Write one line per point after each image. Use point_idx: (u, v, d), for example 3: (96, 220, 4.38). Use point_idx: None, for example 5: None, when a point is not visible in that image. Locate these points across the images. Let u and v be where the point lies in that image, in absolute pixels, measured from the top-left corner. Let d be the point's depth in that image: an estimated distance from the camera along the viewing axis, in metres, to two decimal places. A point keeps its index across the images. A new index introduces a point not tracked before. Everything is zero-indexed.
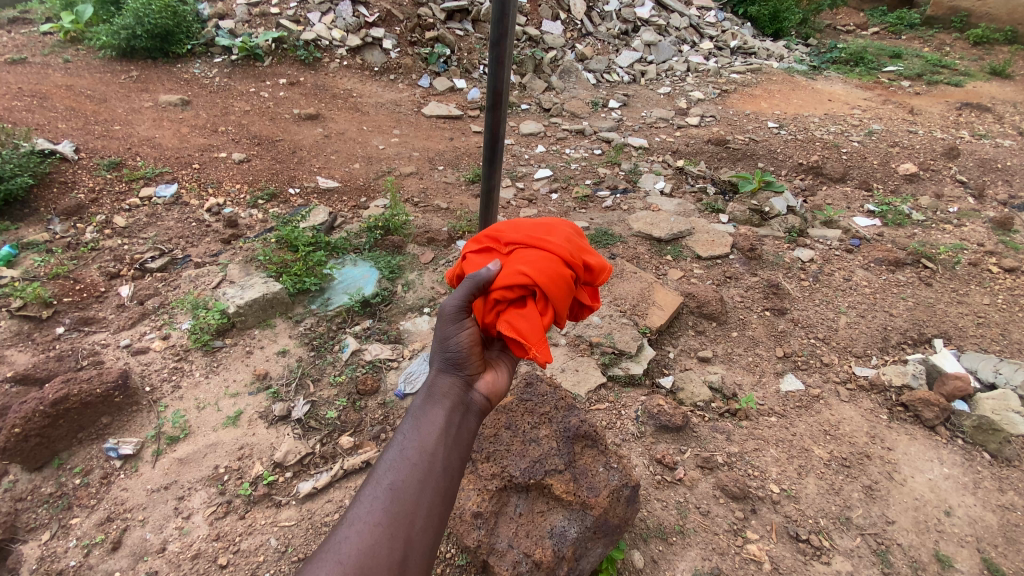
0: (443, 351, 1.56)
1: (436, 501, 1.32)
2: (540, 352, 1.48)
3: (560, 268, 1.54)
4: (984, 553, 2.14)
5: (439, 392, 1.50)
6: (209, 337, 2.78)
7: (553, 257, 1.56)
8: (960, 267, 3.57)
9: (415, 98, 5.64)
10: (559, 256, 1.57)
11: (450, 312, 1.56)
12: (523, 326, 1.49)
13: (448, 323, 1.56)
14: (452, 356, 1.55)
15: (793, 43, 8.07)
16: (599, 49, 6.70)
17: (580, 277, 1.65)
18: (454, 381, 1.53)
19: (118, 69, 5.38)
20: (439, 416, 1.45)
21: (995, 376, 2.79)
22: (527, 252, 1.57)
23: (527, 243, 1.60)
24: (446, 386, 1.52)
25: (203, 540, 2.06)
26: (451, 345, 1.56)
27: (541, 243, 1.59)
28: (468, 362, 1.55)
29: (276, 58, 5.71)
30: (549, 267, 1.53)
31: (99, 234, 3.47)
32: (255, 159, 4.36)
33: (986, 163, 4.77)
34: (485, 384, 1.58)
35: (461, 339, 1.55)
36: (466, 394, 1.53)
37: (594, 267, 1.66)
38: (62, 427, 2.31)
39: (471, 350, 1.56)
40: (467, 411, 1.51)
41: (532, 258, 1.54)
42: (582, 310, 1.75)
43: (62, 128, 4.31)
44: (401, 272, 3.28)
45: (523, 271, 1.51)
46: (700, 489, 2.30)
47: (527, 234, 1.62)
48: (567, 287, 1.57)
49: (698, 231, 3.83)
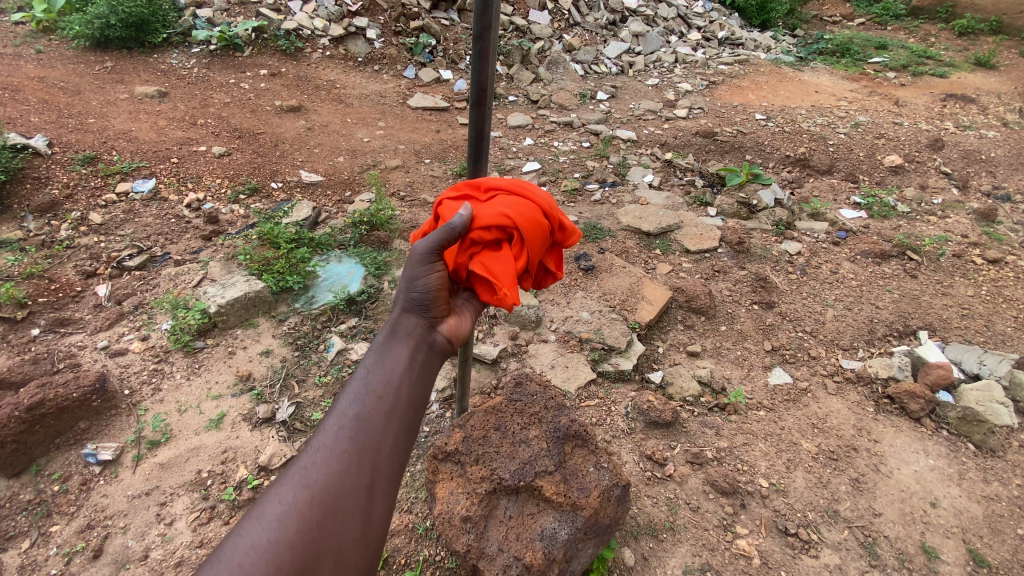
0: (407, 292, 1.43)
1: (399, 439, 1.22)
2: (510, 294, 1.45)
3: (539, 216, 1.53)
4: (970, 544, 2.16)
5: (403, 330, 1.38)
6: (189, 337, 2.72)
7: (534, 206, 1.54)
8: (944, 259, 3.61)
9: (400, 89, 5.54)
10: (540, 207, 1.55)
11: (417, 253, 1.43)
12: (496, 267, 1.46)
13: (415, 263, 1.43)
14: (418, 298, 1.43)
15: (779, 34, 8.06)
16: (588, 39, 6.63)
17: (553, 236, 1.63)
18: (419, 322, 1.42)
19: (92, 60, 5.18)
20: (403, 356, 1.34)
21: (978, 367, 2.83)
22: (508, 197, 1.54)
23: (510, 189, 1.55)
24: (410, 327, 1.40)
25: (187, 547, 2.02)
26: (417, 285, 1.43)
27: (524, 192, 1.56)
28: (436, 303, 1.44)
29: (257, 48, 5.55)
30: (530, 214, 1.51)
31: (74, 231, 3.36)
32: (235, 152, 4.25)
33: (969, 154, 4.82)
34: (450, 327, 1.47)
35: (429, 281, 1.43)
36: (431, 334, 1.42)
37: (569, 229, 1.66)
38: (38, 433, 2.24)
39: (438, 292, 1.45)
40: (432, 353, 1.40)
41: (514, 203, 1.51)
42: (545, 277, 1.72)
43: (35, 122, 4.16)
44: (387, 269, 3.22)
45: (505, 213, 1.48)
46: (690, 484, 2.31)
47: (510, 182, 1.58)
48: (544, 237, 1.55)
49: (687, 224, 3.81)
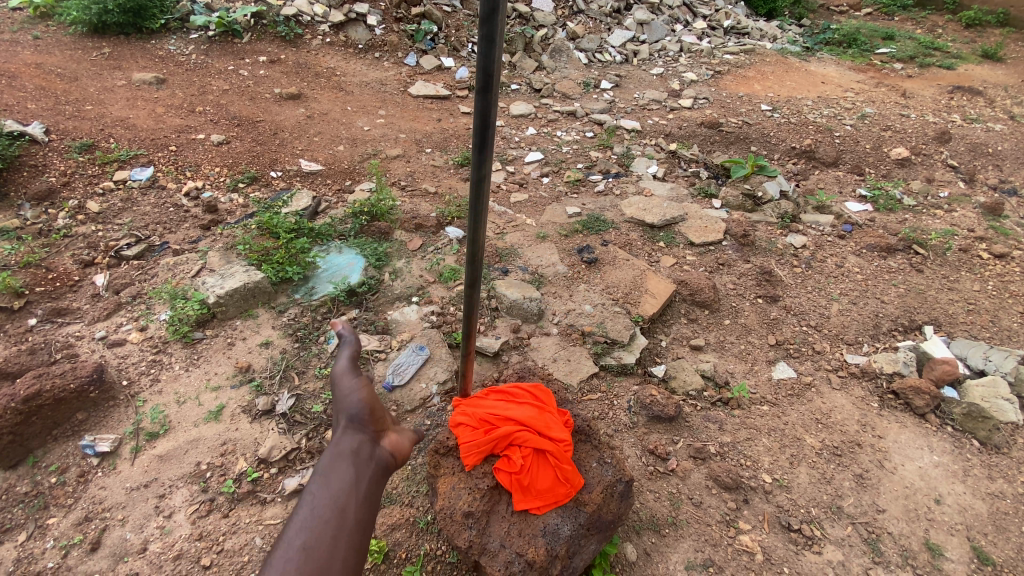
0: (343, 410, 1.37)
1: (352, 564, 1.16)
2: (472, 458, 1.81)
3: (536, 424, 1.81)
4: (974, 541, 2.15)
5: (347, 449, 1.32)
6: (189, 328, 2.69)
7: (538, 418, 1.85)
8: (951, 253, 3.57)
9: (401, 77, 5.46)
10: (541, 423, 1.83)
11: (343, 366, 1.40)
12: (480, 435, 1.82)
13: (344, 379, 1.38)
14: (354, 415, 1.36)
15: (786, 23, 7.94)
16: (592, 27, 6.53)
17: (549, 455, 1.75)
18: (361, 438, 1.35)
19: (88, 45, 5.09)
20: (347, 479, 1.27)
21: (984, 363, 2.80)
22: (526, 407, 1.89)
23: (532, 402, 1.92)
24: (352, 446, 1.33)
25: (186, 540, 2.01)
26: (353, 400, 1.37)
27: (540, 408, 1.90)
28: (374, 414, 1.39)
29: (256, 34, 5.47)
30: (530, 417, 1.84)
31: (72, 220, 3.32)
32: (235, 141, 4.20)
33: (976, 147, 4.76)
34: (395, 441, 1.41)
35: (364, 394, 1.38)
36: (375, 449, 1.36)
37: (562, 466, 1.75)
38: (35, 424, 2.22)
39: (375, 402, 1.39)
40: (378, 468, 1.34)
41: (525, 410, 1.87)
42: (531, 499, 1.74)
43: (31, 109, 4.09)
44: (388, 260, 3.19)
45: (513, 410, 1.87)
46: (693, 479, 2.30)
47: (537, 400, 1.94)
48: (532, 445, 1.76)
49: (691, 216, 3.76)
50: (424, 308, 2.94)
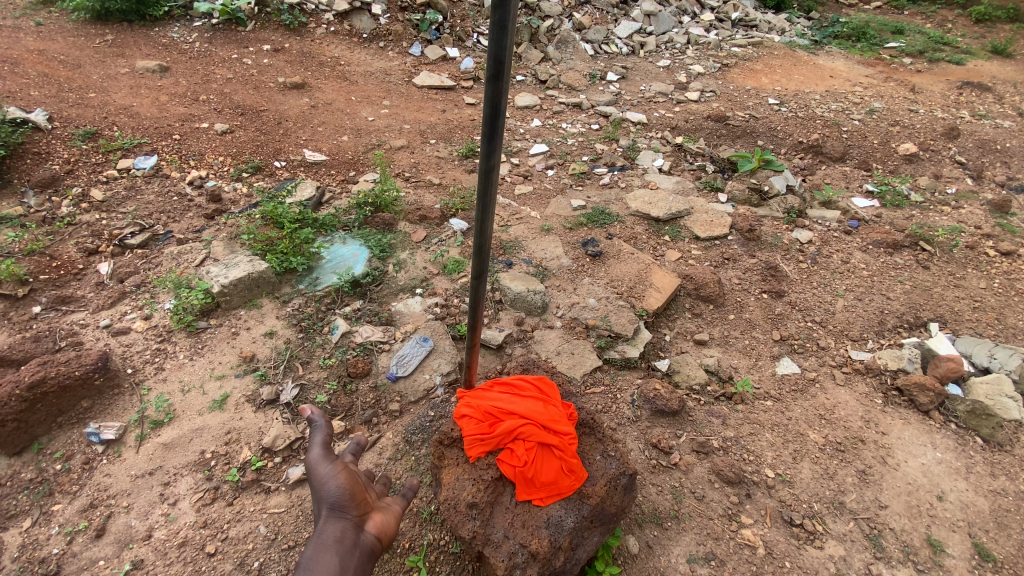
0: (323, 498, 1.51)
1: None
2: (478, 449, 1.81)
3: (541, 419, 1.81)
4: (976, 538, 2.15)
5: (331, 538, 1.42)
6: (193, 317, 2.69)
7: (543, 412, 1.85)
8: (957, 250, 3.55)
9: (406, 67, 5.42)
10: (547, 417, 1.83)
11: (319, 457, 1.59)
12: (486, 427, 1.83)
13: (322, 468, 1.56)
14: (335, 502, 1.50)
15: (794, 16, 7.85)
16: (598, 18, 6.46)
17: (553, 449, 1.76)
18: (343, 526, 1.46)
19: (92, 32, 5.06)
20: (334, 560, 1.36)
21: (989, 361, 2.78)
22: (531, 401, 1.90)
23: (536, 397, 1.93)
24: (336, 531, 1.44)
25: (190, 527, 2.02)
26: (332, 491, 1.52)
27: (545, 403, 1.90)
28: (353, 502, 1.52)
29: (260, 23, 5.42)
30: (535, 412, 1.84)
31: (75, 208, 3.32)
32: (238, 130, 4.18)
33: (985, 144, 4.71)
34: (375, 524, 1.53)
35: (340, 483, 1.53)
36: (357, 535, 1.47)
37: (568, 461, 1.76)
38: (40, 412, 2.23)
39: (352, 490, 1.54)
40: (363, 554, 1.44)
41: (530, 405, 1.87)
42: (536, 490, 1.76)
43: (35, 96, 4.08)
44: (392, 251, 3.18)
45: (517, 403, 1.88)
46: (696, 473, 2.30)
47: (542, 395, 1.94)
48: (537, 438, 1.77)
49: (697, 211, 3.74)
50: (428, 300, 2.93)
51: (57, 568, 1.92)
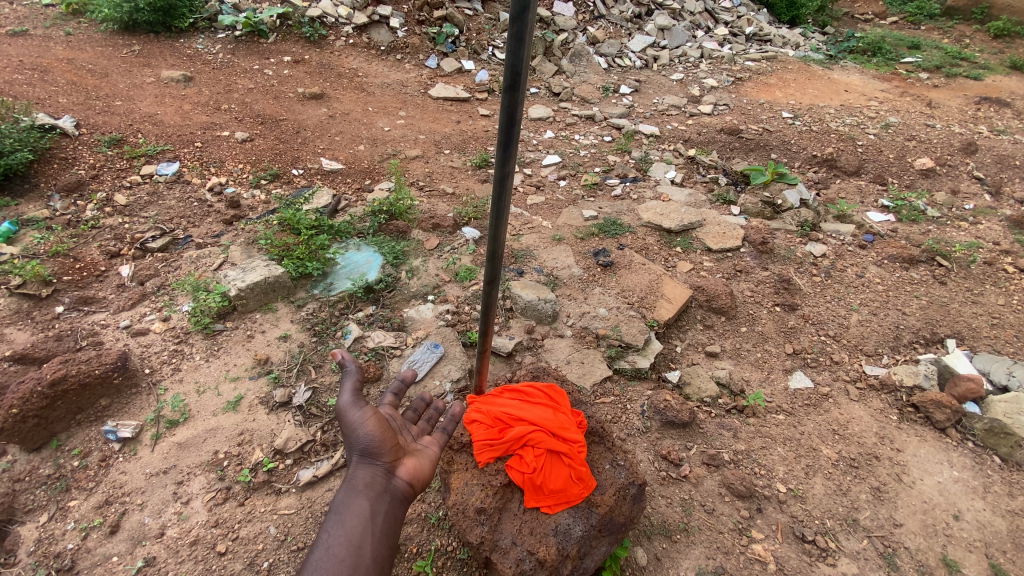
0: (354, 444, 1.56)
1: None
2: (485, 453, 1.82)
3: (551, 427, 1.82)
4: (992, 559, 2.10)
5: (361, 485, 1.49)
6: (209, 320, 2.74)
7: (553, 420, 1.85)
8: (975, 266, 3.49)
9: (422, 79, 5.52)
10: (556, 425, 1.83)
11: (349, 403, 1.61)
12: (495, 435, 1.84)
13: (352, 415, 1.59)
14: (366, 448, 1.55)
15: (809, 31, 7.86)
16: (612, 32, 6.53)
17: (562, 456, 1.76)
18: (374, 472, 1.52)
19: (120, 43, 5.21)
20: (364, 506, 1.44)
21: (1007, 378, 2.74)
22: (541, 408, 1.91)
23: (546, 403, 1.94)
24: (367, 478, 1.51)
25: (202, 526, 2.05)
26: (362, 437, 1.56)
27: (555, 410, 1.91)
28: (383, 448, 1.55)
29: (281, 35, 5.56)
30: (546, 418, 1.85)
31: (99, 212, 3.41)
32: (258, 138, 4.28)
33: (1004, 159, 4.65)
34: (407, 469, 1.57)
35: (370, 429, 1.57)
36: (388, 481, 1.52)
37: (579, 470, 1.76)
38: (60, 409, 2.28)
39: (381, 435, 1.58)
40: (393, 500, 1.50)
41: (540, 412, 1.88)
42: (545, 500, 1.75)
43: (63, 103, 4.22)
44: (405, 258, 3.22)
45: (527, 411, 1.88)
46: (706, 486, 2.28)
47: (552, 401, 1.95)
48: (546, 444, 1.77)
49: (709, 222, 3.74)
50: (440, 307, 2.96)
51: (71, 563, 1.95)
